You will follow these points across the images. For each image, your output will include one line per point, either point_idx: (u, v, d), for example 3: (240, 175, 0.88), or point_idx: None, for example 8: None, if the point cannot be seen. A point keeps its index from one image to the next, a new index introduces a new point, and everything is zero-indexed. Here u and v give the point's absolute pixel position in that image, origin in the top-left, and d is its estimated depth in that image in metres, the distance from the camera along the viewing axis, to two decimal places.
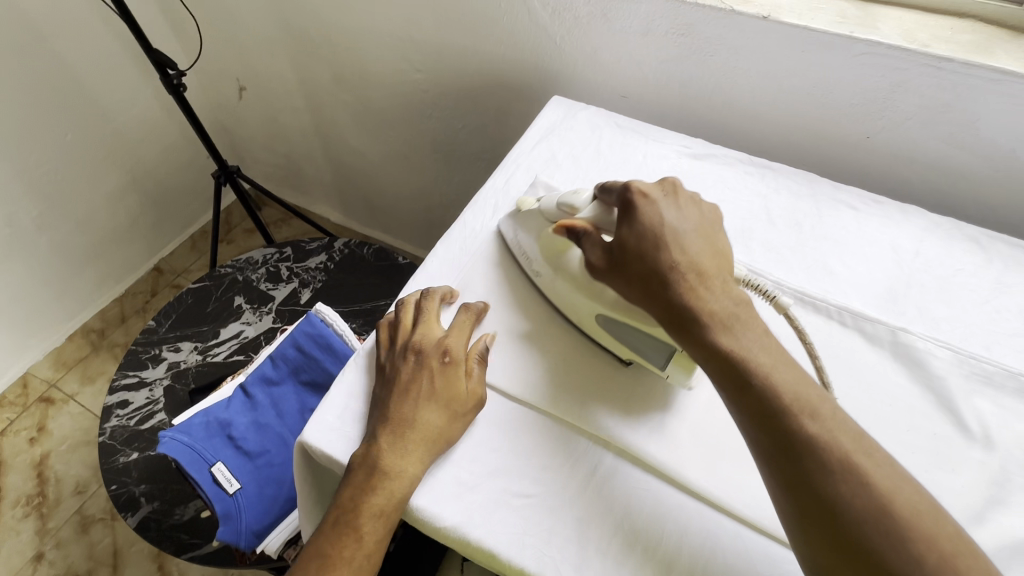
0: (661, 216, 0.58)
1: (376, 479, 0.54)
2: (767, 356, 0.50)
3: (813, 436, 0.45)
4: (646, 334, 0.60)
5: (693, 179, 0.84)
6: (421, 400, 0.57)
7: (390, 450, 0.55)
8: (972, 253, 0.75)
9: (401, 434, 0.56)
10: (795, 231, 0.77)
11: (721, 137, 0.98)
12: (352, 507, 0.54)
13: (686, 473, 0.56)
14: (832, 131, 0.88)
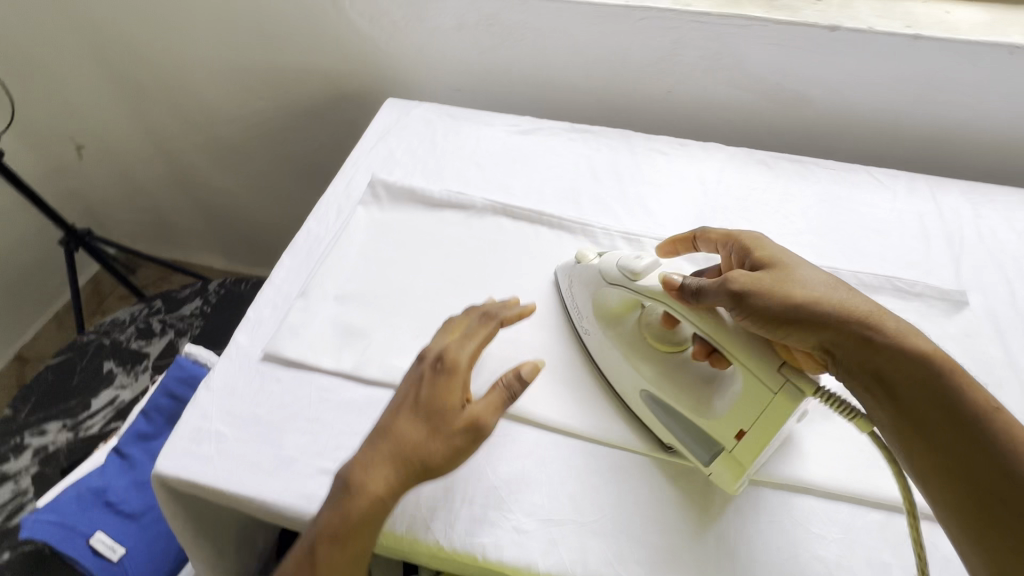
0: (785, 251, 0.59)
1: (335, 509, 0.49)
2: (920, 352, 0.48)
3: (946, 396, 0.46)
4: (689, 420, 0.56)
5: (525, 152, 0.90)
6: (389, 428, 0.52)
7: (356, 476, 0.50)
8: (763, 173, 0.87)
9: (363, 465, 0.51)
10: (617, 181, 0.86)
11: (552, 113, 1.06)
12: (310, 538, 0.49)
13: (536, 411, 0.61)
14: (640, 91, 0.98)
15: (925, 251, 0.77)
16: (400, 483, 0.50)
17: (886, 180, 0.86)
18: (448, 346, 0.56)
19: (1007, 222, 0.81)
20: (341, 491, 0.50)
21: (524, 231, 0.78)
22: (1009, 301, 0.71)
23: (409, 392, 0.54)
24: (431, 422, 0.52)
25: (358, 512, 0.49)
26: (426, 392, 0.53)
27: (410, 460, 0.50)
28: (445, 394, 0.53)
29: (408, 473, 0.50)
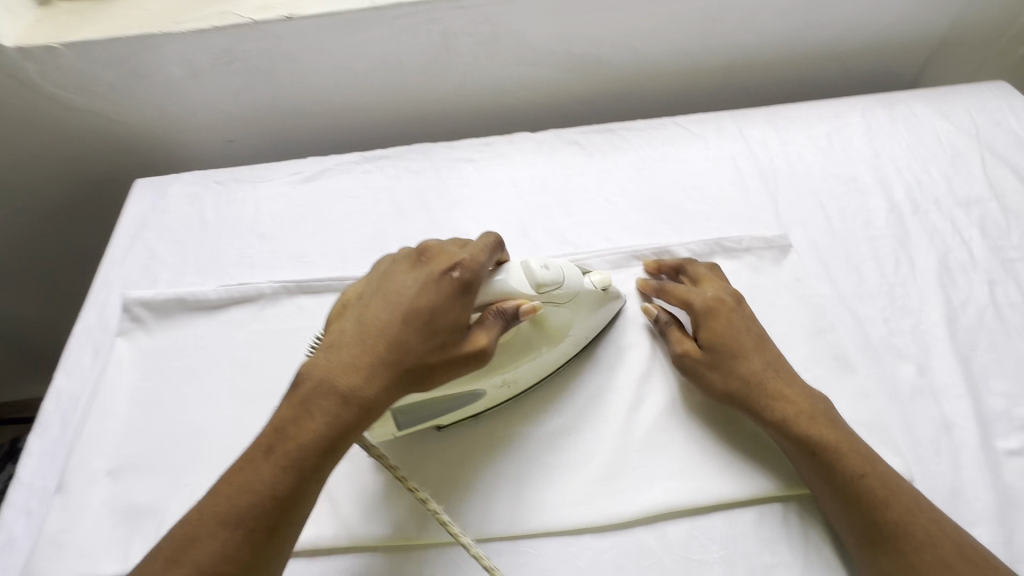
0: (741, 329, 0.58)
1: (331, 407, 0.46)
2: (823, 443, 0.50)
3: (857, 483, 0.49)
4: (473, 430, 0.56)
5: (315, 204, 0.77)
6: (394, 313, 0.50)
7: (348, 373, 0.47)
8: (576, 154, 0.81)
9: (361, 358, 0.48)
10: (424, 210, 0.76)
11: (346, 139, 0.93)
12: (290, 443, 0.45)
13: (385, 533, 0.52)
14: (430, 93, 0.87)
15: (745, 197, 0.74)
16: (405, 372, 0.48)
17: (695, 128, 0.83)
18: (461, 252, 0.53)
19: (812, 141, 0.80)
20: (334, 386, 0.47)
21: (329, 308, 0.67)
22: (828, 228, 0.71)
23: (414, 283, 0.51)
24: (442, 312, 0.50)
25: (353, 411, 0.46)
26: (450, 286, 0.51)
27: (418, 354, 0.48)
28: (461, 298, 0.50)
29: (412, 366, 0.48)
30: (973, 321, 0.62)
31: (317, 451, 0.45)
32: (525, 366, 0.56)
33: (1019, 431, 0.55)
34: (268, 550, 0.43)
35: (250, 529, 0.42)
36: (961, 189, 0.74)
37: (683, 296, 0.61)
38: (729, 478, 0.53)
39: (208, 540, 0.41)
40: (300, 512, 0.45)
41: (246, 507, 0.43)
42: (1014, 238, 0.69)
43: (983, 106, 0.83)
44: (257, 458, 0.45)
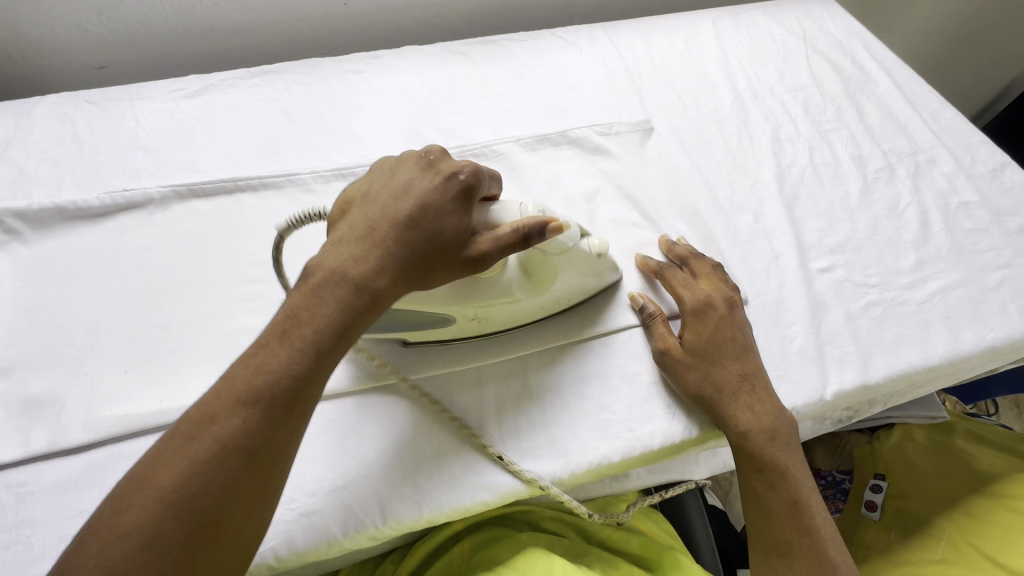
0: (735, 331, 0.58)
1: (344, 294, 0.44)
2: (736, 383, 0.56)
3: (737, 407, 0.55)
4: (405, 326, 0.55)
5: (201, 116, 0.77)
6: (397, 205, 0.47)
7: (352, 256, 0.45)
8: (462, 63, 0.85)
9: (368, 244, 0.45)
10: (316, 118, 0.77)
11: (231, 62, 0.91)
12: (304, 328, 0.42)
13: None
14: (314, 10, 0.88)
15: (615, 93, 0.83)
16: (415, 262, 0.47)
17: (570, 38, 0.90)
18: (461, 162, 0.49)
19: (672, 45, 0.90)
20: (342, 274, 0.44)
21: (224, 209, 0.68)
22: (684, 114, 0.81)
23: (413, 178, 0.49)
24: (443, 216, 0.47)
25: (367, 300, 0.44)
26: (450, 194, 0.47)
27: (430, 243, 0.46)
28: (458, 199, 0.48)
29: (420, 262, 0.47)
30: (796, 177, 0.75)
31: (332, 335, 0.43)
32: (501, 307, 0.55)
33: (827, 254, 0.68)
34: (288, 428, 0.41)
35: (270, 407, 0.40)
36: (790, 80, 0.87)
37: (672, 276, 0.61)
38: (609, 318, 0.61)
39: (227, 418, 0.38)
40: (313, 397, 0.42)
41: (263, 388, 0.40)
42: (829, 114, 0.82)
43: (809, 13, 0.97)
44: (269, 343, 0.41)
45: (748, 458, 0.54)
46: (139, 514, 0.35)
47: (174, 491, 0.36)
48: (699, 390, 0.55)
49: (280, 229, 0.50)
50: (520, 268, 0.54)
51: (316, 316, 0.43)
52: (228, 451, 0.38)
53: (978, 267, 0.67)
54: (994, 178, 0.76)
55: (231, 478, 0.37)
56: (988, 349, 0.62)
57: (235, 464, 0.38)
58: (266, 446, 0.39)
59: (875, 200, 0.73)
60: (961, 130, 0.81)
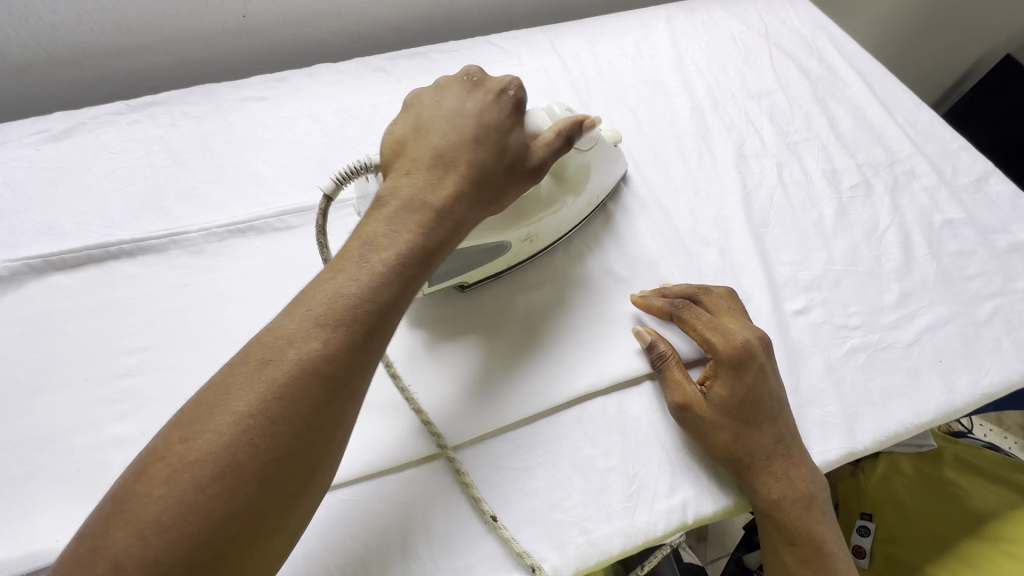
0: (769, 387, 0.50)
1: (422, 217, 0.42)
2: (770, 450, 0.49)
3: (772, 475, 0.48)
4: (462, 267, 0.53)
5: (65, 164, 0.64)
6: (458, 130, 0.47)
7: (424, 183, 0.44)
8: (383, 82, 0.74)
9: (437, 170, 0.45)
10: (208, 158, 0.66)
11: (115, 88, 0.78)
12: (381, 249, 0.40)
13: None
14: (206, 24, 0.76)
15: (559, 109, 0.73)
16: (482, 186, 0.46)
17: (508, 46, 0.79)
18: (506, 78, 0.50)
19: (621, 49, 0.81)
20: (421, 197, 0.43)
21: (92, 284, 0.56)
22: (638, 130, 0.72)
23: (471, 106, 0.49)
24: (504, 133, 0.48)
25: (445, 225, 0.43)
26: (505, 111, 0.49)
27: (491, 163, 0.46)
28: (512, 123, 0.49)
29: (490, 182, 0.46)
30: (764, 201, 0.67)
31: (412, 258, 0.41)
32: (550, 219, 0.55)
33: (803, 292, 0.60)
34: (371, 358, 0.38)
35: (351, 329, 0.37)
36: (753, 84, 0.78)
37: (691, 320, 0.53)
38: (590, 374, 0.53)
39: (307, 341, 0.36)
40: (397, 319, 0.40)
41: (340, 306, 0.37)
42: (798, 123, 0.74)
43: (770, 7, 0.88)
44: (347, 265, 0.39)
45: (780, 528, 0.48)
46: (214, 434, 0.33)
47: (244, 415, 0.34)
48: (732, 457, 0.48)
49: (326, 191, 0.48)
50: (551, 175, 0.55)
51: (395, 242, 0.41)
52: (304, 375, 0.35)
53: (967, 298, 0.60)
54: (978, 190, 0.68)
55: (314, 396, 0.35)
56: (984, 396, 0.55)
57: (317, 394, 0.35)
58: (350, 371, 0.37)
59: (852, 223, 0.65)
60: (939, 135, 0.74)
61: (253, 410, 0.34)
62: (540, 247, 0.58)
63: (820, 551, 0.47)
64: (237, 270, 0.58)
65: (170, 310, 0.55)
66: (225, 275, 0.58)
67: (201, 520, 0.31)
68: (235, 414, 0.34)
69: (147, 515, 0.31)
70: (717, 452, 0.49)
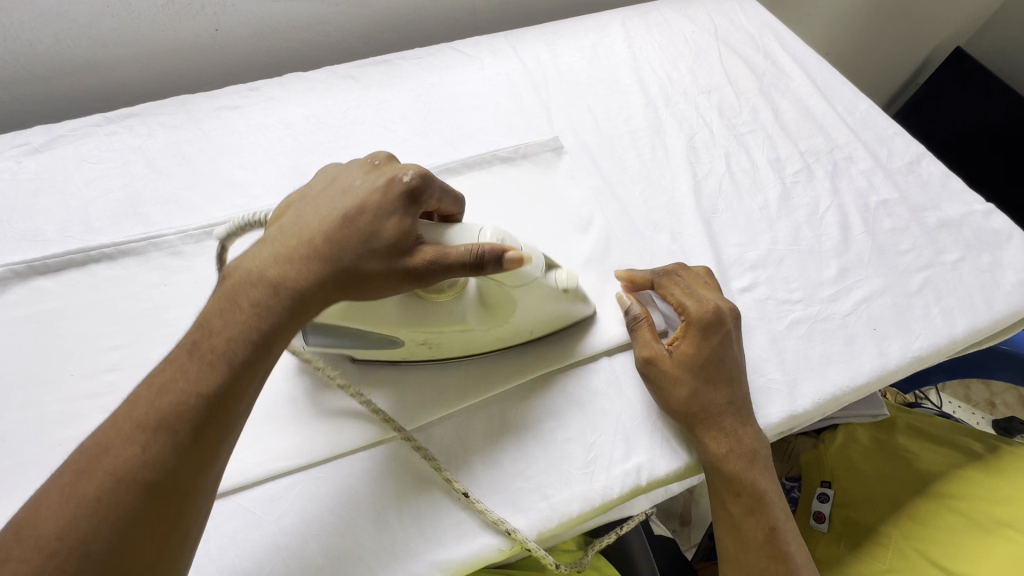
0: (732, 350, 0.54)
1: (257, 303, 0.41)
2: (723, 407, 0.52)
3: (723, 430, 0.52)
4: (355, 343, 0.51)
5: (46, 175, 0.67)
6: (331, 212, 0.44)
7: (276, 265, 0.42)
8: (352, 88, 0.78)
9: (294, 251, 0.42)
10: (185, 165, 0.69)
11: (94, 101, 0.81)
12: (214, 340, 0.39)
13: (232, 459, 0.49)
14: (181, 38, 0.79)
15: (520, 110, 0.77)
16: (340, 273, 0.42)
17: (471, 51, 0.84)
18: (410, 165, 0.46)
19: (579, 52, 0.85)
20: (259, 277, 0.41)
21: (75, 286, 0.59)
22: (594, 127, 0.76)
23: (359, 186, 0.45)
24: (383, 218, 0.43)
25: (283, 310, 0.41)
26: (392, 196, 0.44)
27: (356, 252, 0.43)
28: (396, 210, 0.44)
29: (351, 268, 0.43)
30: (714, 189, 0.71)
31: (244, 347, 0.39)
32: (456, 335, 0.51)
33: (749, 271, 0.64)
34: (197, 455, 0.37)
35: (172, 428, 0.36)
36: (703, 80, 0.83)
37: (669, 287, 0.57)
38: (564, 347, 0.57)
39: (127, 445, 0.36)
40: (235, 416, 0.39)
41: (169, 407, 0.37)
42: (745, 115, 0.79)
43: (719, 8, 0.93)
44: (179, 359, 0.39)
45: (728, 481, 0.51)
46: (35, 543, 0.33)
47: (60, 529, 0.33)
48: (688, 411, 0.52)
49: (220, 238, 0.50)
50: (478, 296, 0.50)
51: (229, 333, 0.39)
52: (129, 479, 0.35)
53: (900, 270, 0.65)
54: (911, 171, 0.74)
55: (139, 504, 0.35)
56: (915, 358, 0.59)
57: (130, 498, 0.35)
58: (170, 475, 0.36)
59: (795, 206, 0.70)
60: (876, 122, 0.79)
61: (72, 523, 0.33)
62: (446, 353, 0.54)
63: (762, 501, 0.51)
64: (213, 269, 0.61)
65: (151, 308, 0.58)
66: (203, 274, 0.61)
67: None
68: (55, 526, 0.33)
69: None
70: (676, 407, 0.53)
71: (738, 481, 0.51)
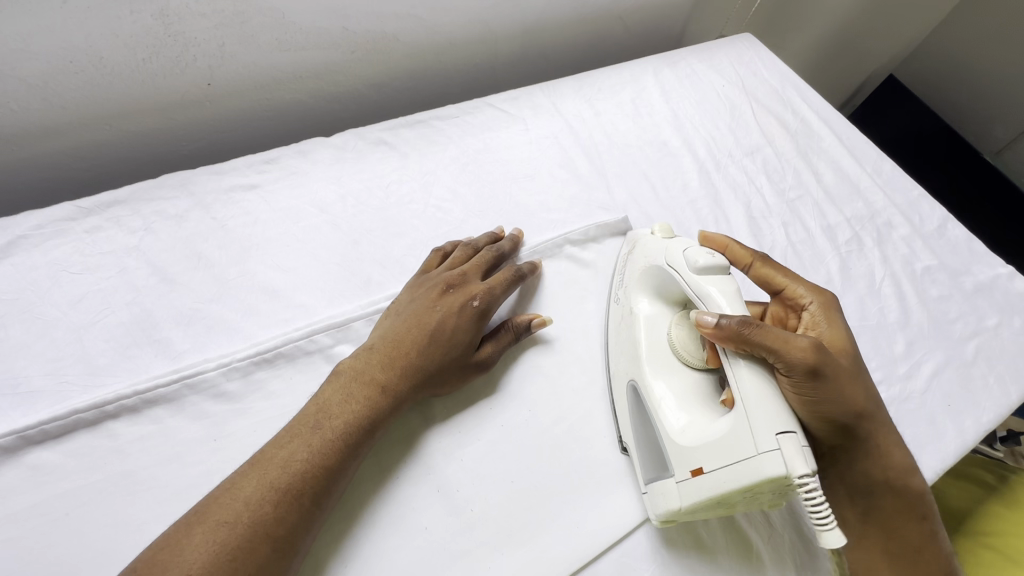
0: (837, 327, 0.52)
1: (366, 398, 0.47)
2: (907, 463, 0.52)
3: (899, 490, 0.51)
4: (712, 488, 0.43)
5: (13, 293, 0.51)
6: (442, 318, 0.52)
7: (388, 358, 0.50)
8: (389, 157, 0.68)
9: (399, 347, 0.50)
10: (203, 269, 0.56)
11: (45, 172, 0.64)
12: (334, 421, 0.45)
13: None
14: (163, 96, 0.64)
15: (578, 179, 0.72)
16: (425, 376, 0.50)
17: (510, 109, 0.76)
18: (525, 260, 0.60)
19: (620, 108, 0.81)
20: (365, 374, 0.48)
21: (91, 455, 0.45)
22: (655, 198, 0.73)
23: (445, 278, 0.55)
24: (467, 329, 0.53)
25: (387, 401, 0.48)
26: (489, 300, 0.55)
27: (446, 353, 0.51)
28: (476, 322, 0.54)
29: (438, 366, 0.51)
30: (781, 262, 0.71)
31: (358, 429, 0.46)
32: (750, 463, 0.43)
33: None
34: (312, 519, 0.42)
35: (297, 491, 0.41)
36: (744, 140, 0.82)
37: (772, 269, 0.56)
38: None
39: (259, 500, 0.40)
40: (332, 495, 0.44)
41: (294, 472, 0.42)
42: (790, 179, 0.79)
43: (740, 58, 0.93)
44: (300, 432, 0.44)
45: (897, 539, 0.50)
46: (197, 570, 0.36)
47: (199, 571, 0.36)
48: (847, 401, 0.47)
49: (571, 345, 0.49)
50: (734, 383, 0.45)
51: (343, 411, 0.46)
52: (274, 528, 0.39)
53: (956, 340, 0.69)
54: (942, 236, 0.78)
55: (250, 573, 0.37)
56: (986, 433, 0.63)
57: (264, 551, 0.38)
58: (293, 534, 0.40)
59: (855, 277, 0.72)
60: (902, 184, 0.83)
61: (203, 572, 0.36)
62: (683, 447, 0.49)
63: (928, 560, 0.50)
64: (272, 410, 0.50)
65: (203, 475, 0.46)
66: (261, 418, 0.49)
67: None
68: (190, 568, 0.36)
69: None
70: (839, 380, 0.45)
71: (909, 541, 0.50)
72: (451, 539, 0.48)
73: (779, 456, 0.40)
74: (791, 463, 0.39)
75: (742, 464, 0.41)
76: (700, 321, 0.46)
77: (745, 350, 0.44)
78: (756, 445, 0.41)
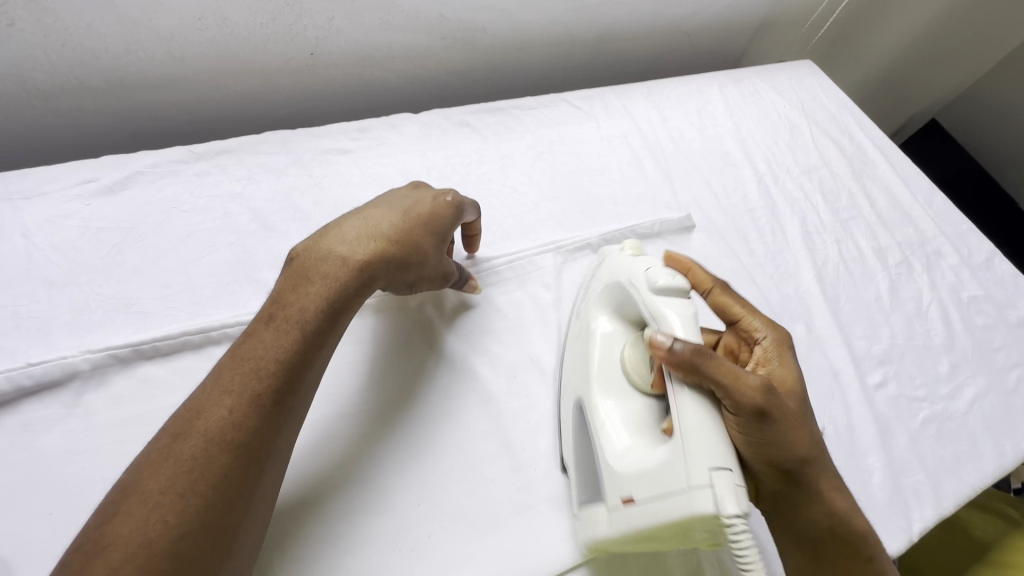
0: (788, 371, 0.47)
1: (328, 287, 0.45)
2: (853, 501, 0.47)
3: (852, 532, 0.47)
4: (644, 523, 0.41)
5: (128, 223, 0.55)
6: (411, 210, 0.51)
7: (350, 244, 0.47)
8: (471, 138, 0.71)
9: (361, 234, 0.48)
10: (299, 221, 0.60)
11: (151, 119, 0.69)
12: (290, 310, 0.43)
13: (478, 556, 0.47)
14: (268, 60, 0.68)
15: (644, 178, 0.75)
16: (394, 259, 0.49)
17: (585, 106, 0.80)
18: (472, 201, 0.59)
19: (686, 117, 0.84)
20: (324, 257, 0.46)
21: (195, 376, 0.49)
22: (716, 203, 0.76)
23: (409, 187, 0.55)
24: (440, 222, 0.52)
25: (354, 280, 0.46)
26: (459, 202, 0.54)
27: (416, 237, 0.50)
28: (449, 219, 0.53)
29: (405, 252, 0.49)
30: (832, 276, 0.73)
31: (321, 316, 0.44)
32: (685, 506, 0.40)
33: (878, 366, 0.67)
34: (282, 421, 0.40)
35: (257, 390, 0.39)
36: (801, 159, 0.85)
37: (734, 299, 0.51)
38: None
39: (215, 408, 0.38)
40: (302, 397, 0.42)
41: (250, 372, 0.40)
42: (844, 200, 0.82)
43: (801, 82, 0.96)
44: (257, 330, 0.42)
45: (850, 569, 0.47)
46: (157, 485, 0.35)
47: (160, 493, 0.35)
48: (790, 445, 0.43)
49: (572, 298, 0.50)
50: (675, 411, 0.40)
51: (302, 299, 0.44)
52: (234, 435, 0.37)
53: (998, 368, 0.71)
54: (989, 270, 0.80)
55: (218, 479, 0.36)
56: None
57: (226, 458, 0.37)
58: (259, 438, 0.38)
59: (903, 298, 0.74)
60: (952, 216, 0.85)
61: (163, 490, 0.35)
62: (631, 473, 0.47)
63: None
64: (350, 359, 0.53)
65: None
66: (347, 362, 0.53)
67: (117, 555, 0.32)
68: (157, 491, 0.35)
69: (113, 554, 0.32)
70: (782, 422, 0.41)
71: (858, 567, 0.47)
72: (517, 490, 0.51)
73: (711, 493, 0.37)
74: (720, 500, 0.36)
75: (674, 499, 0.38)
76: (653, 339, 0.41)
77: (694, 379, 0.40)
78: (689, 478, 0.38)
